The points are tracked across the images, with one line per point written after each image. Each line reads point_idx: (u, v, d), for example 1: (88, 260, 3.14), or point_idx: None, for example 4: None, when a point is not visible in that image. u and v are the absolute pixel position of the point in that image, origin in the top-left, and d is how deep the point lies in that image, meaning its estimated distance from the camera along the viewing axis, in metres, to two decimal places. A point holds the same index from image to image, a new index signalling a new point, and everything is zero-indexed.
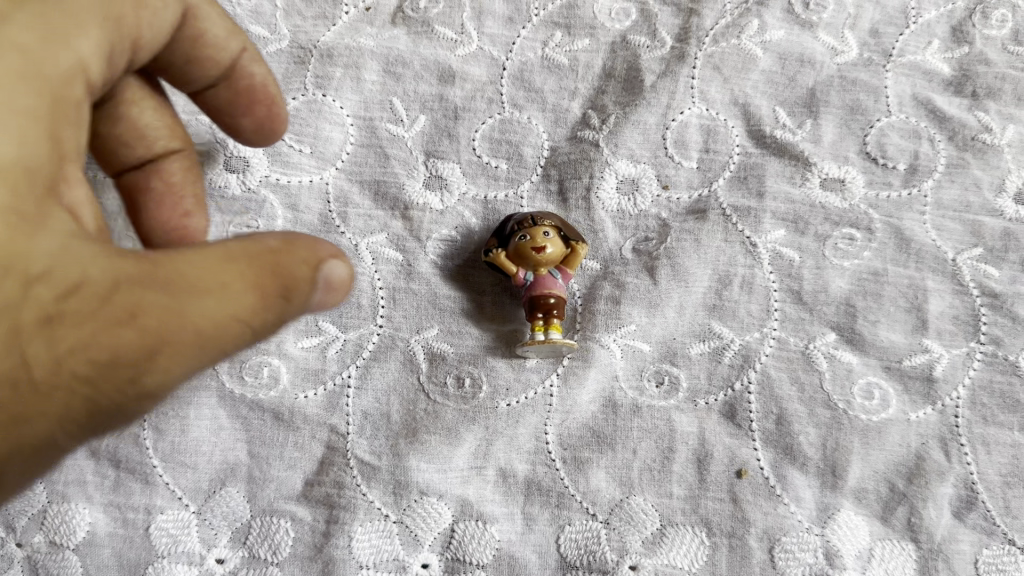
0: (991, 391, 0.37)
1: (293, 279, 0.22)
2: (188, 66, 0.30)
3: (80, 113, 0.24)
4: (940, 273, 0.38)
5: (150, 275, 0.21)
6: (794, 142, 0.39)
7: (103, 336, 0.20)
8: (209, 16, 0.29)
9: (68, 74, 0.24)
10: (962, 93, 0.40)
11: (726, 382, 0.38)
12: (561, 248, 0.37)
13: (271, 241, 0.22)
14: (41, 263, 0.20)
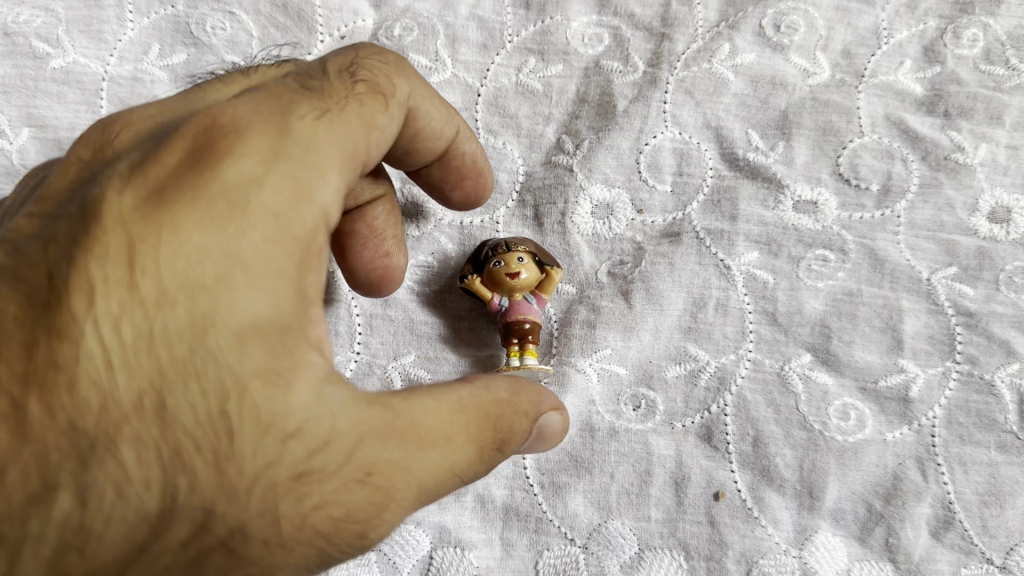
0: (967, 410, 0.37)
1: (515, 429, 0.27)
2: (406, 150, 0.31)
3: (326, 252, 0.25)
4: (915, 292, 0.38)
5: (449, 445, 0.25)
6: (767, 164, 0.40)
7: (417, 483, 0.25)
8: (429, 111, 0.30)
9: (323, 215, 0.25)
10: (935, 112, 0.40)
11: (703, 404, 0.38)
12: (536, 274, 0.37)
13: (500, 390, 0.27)
14: (354, 433, 0.24)
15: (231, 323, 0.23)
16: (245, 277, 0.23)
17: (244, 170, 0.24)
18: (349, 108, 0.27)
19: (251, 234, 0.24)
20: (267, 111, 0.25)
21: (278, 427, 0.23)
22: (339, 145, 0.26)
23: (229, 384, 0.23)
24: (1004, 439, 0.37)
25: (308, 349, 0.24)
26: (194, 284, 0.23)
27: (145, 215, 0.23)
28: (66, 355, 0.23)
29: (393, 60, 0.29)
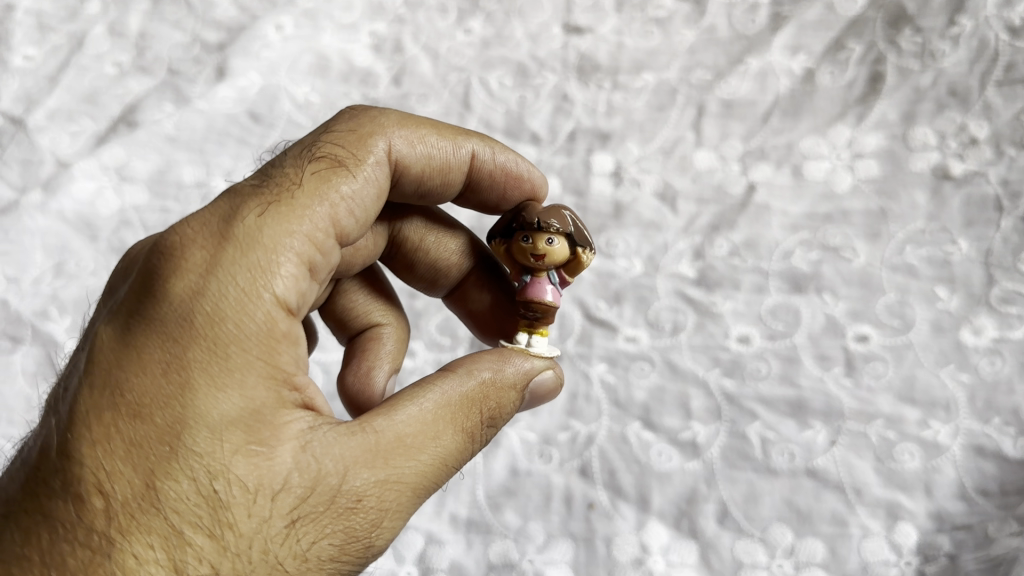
0: (731, 448, 0.64)
1: (500, 404, 0.45)
2: (428, 193, 0.53)
3: (287, 325, 0.41)
4: (697, 384, 0.67)
5: (431, 443, 0.42)
6: (608, 317, 0.70)
7: (412, 480, 0.41)
8: (409, 157, 0.50)
9: (278, 298, 0.41)
10: (701, 286, 0.70)
11: (580, 452, 0.65)
12: (564, 253, 0.49)
13: (478, 381, 0.45)
14: (337, 470, 0.39)
15: (205, 417, 0.38)
16: (205, 389, 0.38)
17: (209, 295, 0.40)
18: (317, 185, 0.44)
19: (205, 344, 0.39)
20: (213, 238, 0.41)
21: (264, 487, 0.38)
22: (286, 235, 0.42)
23: (214, 469, 0.38)
24: (755, 465, 0.64)
25: (273, 403, 0.39)
26: (171, 398, 0.38)
27: (129, 362, 0.39)
28: (90, 472, 0.38)
29: (355, 133, 0.48)
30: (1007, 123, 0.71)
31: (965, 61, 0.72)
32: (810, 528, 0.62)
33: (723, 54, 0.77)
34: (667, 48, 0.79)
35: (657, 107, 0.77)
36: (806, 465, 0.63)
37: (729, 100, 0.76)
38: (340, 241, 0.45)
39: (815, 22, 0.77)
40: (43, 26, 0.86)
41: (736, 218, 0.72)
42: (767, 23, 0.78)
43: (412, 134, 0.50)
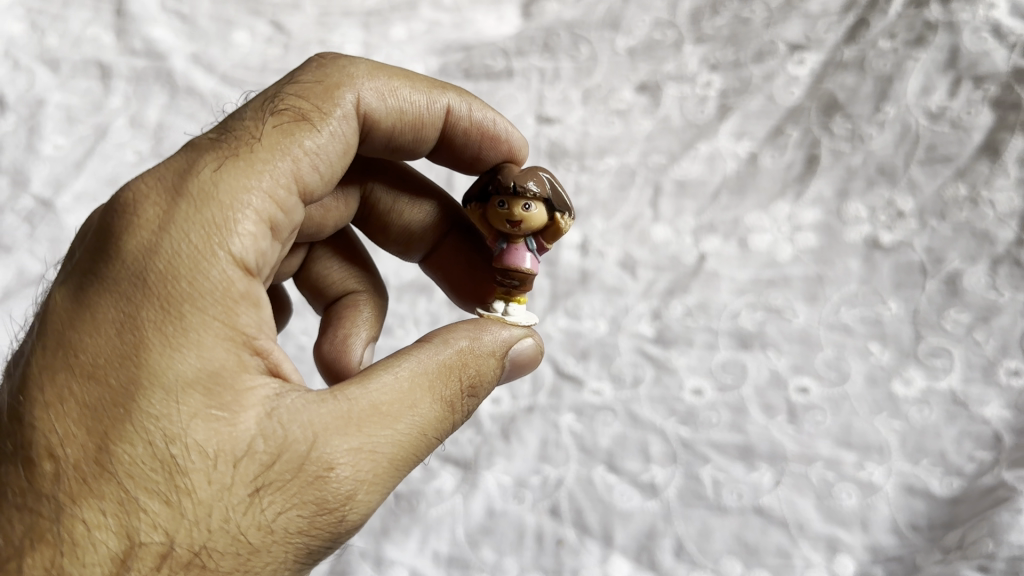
0: (687, 488, 0.71)
1: (480, 373, 0.50)
2: (404, 146, 0.59)
3: (243, 285, 0.44)
4: (655, 431, 0.74)
5: (410, 412, 0.46)
6: (575, 370, 0.79)
7: (389, 444, 0.45)
8: (375, 109, 0.54)
9: (233, 256, 0.44)
10: (658, 343, 0.80)
11: (550, 493, 0.71)
12: (541, 217, 0.55)
13: (455, 354, 0.49)
14: (304, 438, 0.43)
15: (160, 378, 0.42)
16: (160, 354, 0.42)
17: (165, 257, 0.43)
18: (279, 140, 0.48)
19: (157, 308, 0.42)
20: (168, 193, 0.45)
21: (223, 452, 0.42)
22: (243, 193, 0.46)
23: (171, 434, 0.41)
24: (708, 504, 0.70)
25: (229, 365, 0.43)
26: (127, 361, 0.42)
27: (85, 329, 0.42)
28: (45, 436, 0.41)
29: (317, 88, 0.52)
30: (929, 198, 0.82)
31: (891, 146, 0.84)
32: (757, 560, 0.67)
33: (676, 142, 0.90)
34: (627, 137, 0.92)
35: (619, 187, 0.89)
36: (753, 503, 0.70)
37: (681, 181, 0.88)
38: (302, 196, 0.49)
39: (758, 112, 0.89)
40: (70, 118, 0.95)
41: (690, 283, 0.83)
42: (714, 115, 0.90)
43: (382, 85, 0.55)
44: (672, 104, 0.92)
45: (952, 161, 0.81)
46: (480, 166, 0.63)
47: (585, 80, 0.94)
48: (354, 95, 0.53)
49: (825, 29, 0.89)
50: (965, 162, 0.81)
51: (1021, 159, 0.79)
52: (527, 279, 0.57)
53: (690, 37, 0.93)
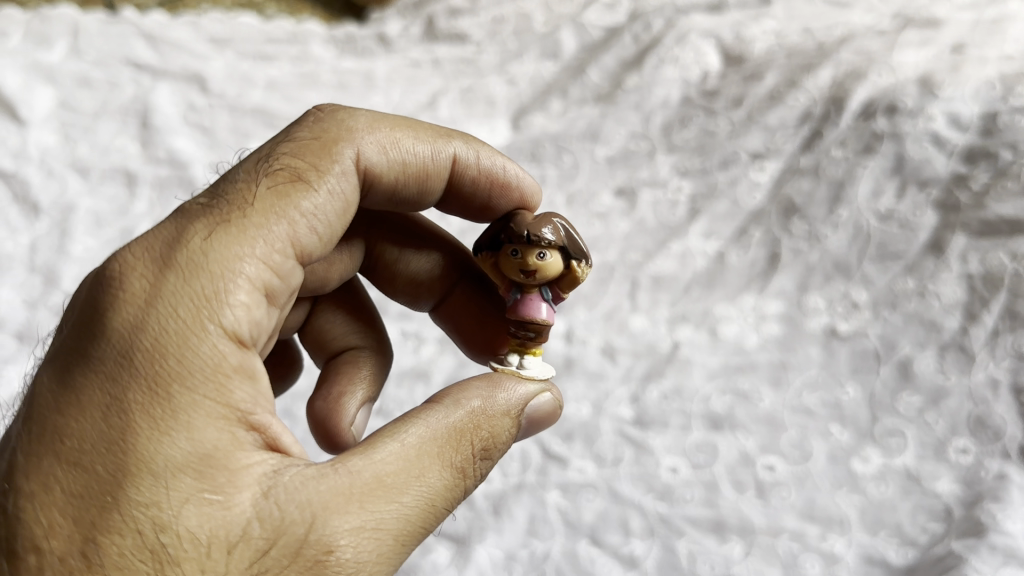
0: (665, 559, 0.76)
1: (492, 435, 0.52)
2: (417, 196, 0.64)
3: (233, 359, 0.47)
4: (635, 507, 0.80)
5: (420, 481, 0.48)
6: (561, 450, 0.85)
7: (396, 516, 0.46)
8: (379, 160, 0.58)
9: (225, 329, 0.47)
10: (636, 424, 0.86)
11: (537, 565, 0.76)
12: (557, 266, 0.58)
13: (463, 419, 0.51)
14: (304, 522, 0.44)
15: (150, 465, 0.43)
16: (149, 441, 0.43)
17: (154, 338, 0.45)
18: (275, 200, 0.51)
19: (144, 392, 0.44)
20: (154, 262, 0.47)
21: (215, 540, 0.43)
22: (236, 258, 0.48)
23: (158, 523, 0.42)
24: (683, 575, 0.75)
25: (218, 448, 0.45)
26: (114, 446, 0.43)
27: (73, 418, 0.44)
28: (30, 529, 0.42)
29: (309, 150, 0.55)
30: (881, 291, 0.90)
31: (846, 244, 0.92)
32: None
33: (651, 240, 0.99)
34: (608, 238, 0.99)
35: (599, 282, 0.97)
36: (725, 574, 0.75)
37: (655, 277, 0.97)
38: (301, 259, 0.53)
39: (724, 215, 0.98)
40: (99, 222, 1.01)
41: (664, 368, 0.90)
42: (685, 215, 0.99)
43: (383, 136, 0.59)
44: (647, 207, 1.00)
45: (901, 257, 0.90)
46: (493, 212, 0.67)
47: (569, 184, 1.03)
48: (357, 149, 0.57)
49: (784, 138, 0.98)
50: (913, 258, 0.89)
51: (964, 255, 0.87)
52: (540, 329, 0.59)
53: (662, 147, 1.03)
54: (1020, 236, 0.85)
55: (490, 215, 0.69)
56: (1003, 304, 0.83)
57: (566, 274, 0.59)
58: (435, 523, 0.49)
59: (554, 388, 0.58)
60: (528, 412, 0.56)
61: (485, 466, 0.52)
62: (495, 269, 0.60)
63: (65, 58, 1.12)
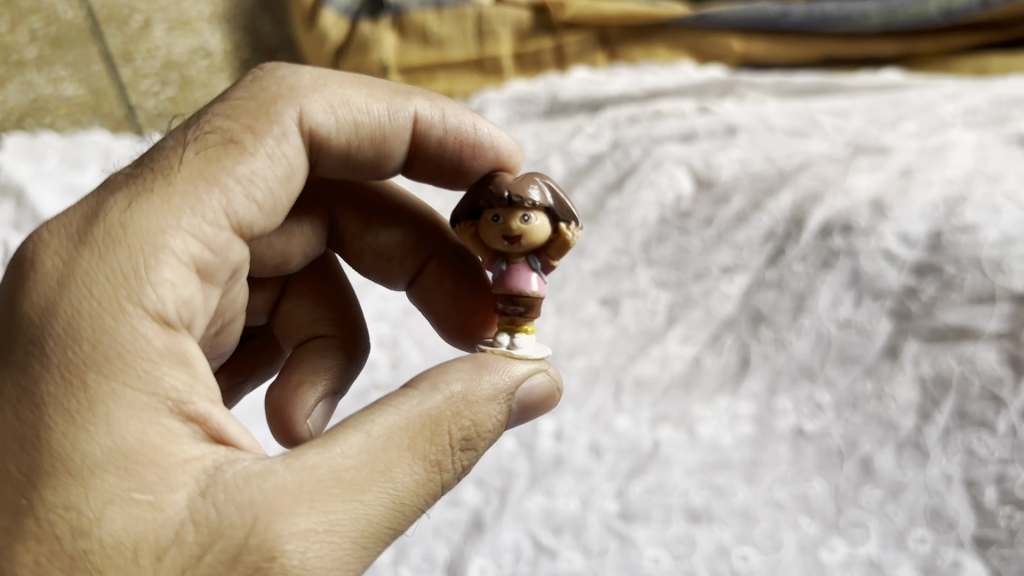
0: None
1: (475, 423, 0.52)
2: (379, 167, 0.67)
3: (157, 339, 0.47)
4: None
5: (383, 476, 0.47)
6: (510, 527, 0.80)
7: (357, 517, 0.46)
8: (321, 120, 0.60)
9: (147, 309, 0.47)
10: (590, 506, 0.82)
11: None
12: (543, 230, 0.61)
13: (438, 411, 0.50)
14: (244, 526, 0.44)
15: (69, 463, 0.43)
16: (61, 437, 0.44)
17: (68, 326, 0.46)
18: (205, 166, 0.53)
19: (56, 386, 0.45)
20: (71, 239, 0.48)
21: (140, 540, 0.43)
22: (161, 233, 0.49)
23: (78, 529, 0.43)
24: None
25: (143, 441, 0.45)
26: (28, 444, 0.44)
27: None
28: None
29: (233, 111, 0.56)
30: (844, 392, 0.88)
31: (810, 349, 0.92)
32: None
33: (633, 346, 0.98)
34: (593, 343, 0.99)
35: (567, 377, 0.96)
36: None
37: (638, 380, 0.94)
38: (238, 225, 0.55)
39: (699, 322, 0.98)
40: None
41: (647, 465, 0.85)
42: (664, 322, 0.99)
43: (331, 96, 0.61)
44: (628, 314, 1.01)
45: (859, 361, 0.90)
46: (473, 171, 0.69)
47: (558, 295, 1.04)
48: (300, 107, 0.58)
49: (751, 254, 1.02)
50: (871, 363, 0.90)
51: (916, 360, 0.88)
52: (529, 297, 0.62)
53: (641, 261, 1.05)
54: (967, 341, 0.86)
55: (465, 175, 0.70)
56: (952, 405, 0.83)
57: (554, 236, 0.61)
58: (405, 519, 0.49)
59: (548, 370, 0.58)
60: (518, 398, 0.55)
61: (467, 458, 0.51)
62: (481, 243, 0.63)
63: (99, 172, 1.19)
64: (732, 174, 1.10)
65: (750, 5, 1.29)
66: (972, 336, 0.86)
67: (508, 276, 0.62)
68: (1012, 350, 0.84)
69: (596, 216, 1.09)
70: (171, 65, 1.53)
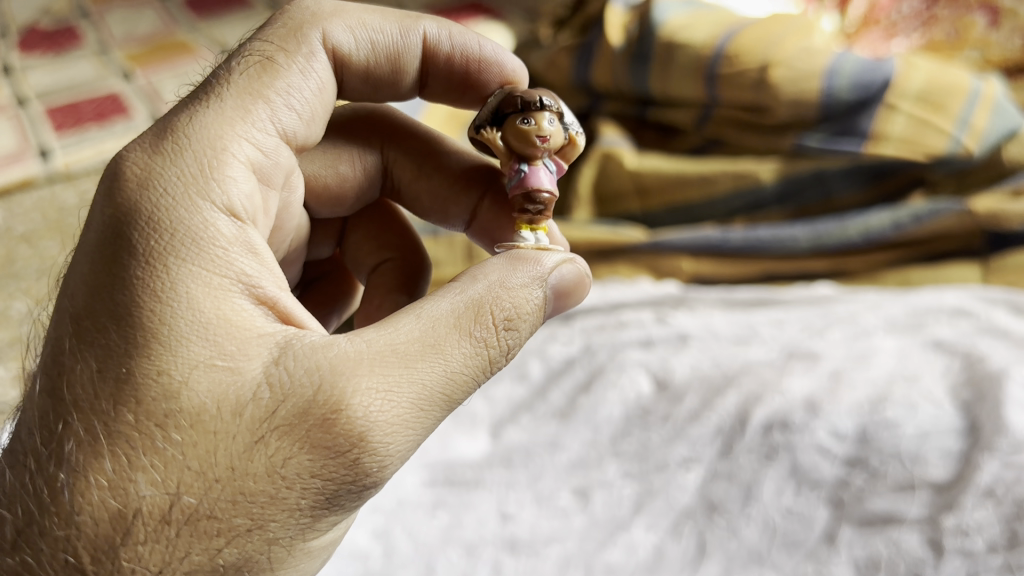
0: None
1: (512, 309, 0.69)
2: (388, 80, 0.90)
3: (223, 220, 0.67)
4: None
5: (440, 352, 0.65)
6: None
7: (415, 378, 0.64)
8: (344, 32, 0.83)
9: (216, 207, 0.67)
10: None
11: None
12: (560, 138, 0.80)
13: (477, 300, 0.68)
14: (310, 388, 0.62)
15: (161, 334, 0.62)
16: (154, 312, 0.62)
17: (151, 217, 0.64)
18: (250, 81, 0.74)
19: (145, 267, 0.63)
20: (149, 151, 0.67)
21: (222, 399, 0.61)
22: (224, 151, 0.69)
23: (171, 392, 0.61)
24: None
25: (217, 315, 0.63)
26: (125, 319, 0.62)
27: (93, 302, 0.63)
28: (70, 395, 0.61)
29: (281, 38, 0.79)
30: None
31: (758, 535, 0.96)
32: None
33: (603, 533, 1.02)
34: (565, 531, 1.03)
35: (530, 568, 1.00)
36: None
37: (606, 567, 0.98)
38: (286, 136, 0.77)
39: (661, 509, 1.02)
40: None
41: None
42: (631, 511, 1.04)
43: (355, 20, 0.84)
44: (598, 505, 1.05)
45: (801, 545, 0.94)
46: (483, 85, 0.93)
47: (536, 484, 1.10)
48: (323, 28, 0.81)
49: (703, 447, 1.07)
50: (812, 547, 0.93)
51: (851, 544, 0.91)
52: (546, 196, 0.80)
53: (608, 453, 1.11)
54: (893, 526, 0.90)
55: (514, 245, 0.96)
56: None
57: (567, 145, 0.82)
58: (463, 388, 0.66)
59: (577, 262, 0.75)
60: (551, 285, 0.72)
61: (510, 336, 0.69)
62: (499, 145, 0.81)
63: None
64: (685, 378, 1.15)
65: (695, 232, 1.36)
66: (897, 521, 0.90)
67: (524, 172, 0.80)
68: (931, 534, 0.87)
69: (568, 413, 1.17)
70: None
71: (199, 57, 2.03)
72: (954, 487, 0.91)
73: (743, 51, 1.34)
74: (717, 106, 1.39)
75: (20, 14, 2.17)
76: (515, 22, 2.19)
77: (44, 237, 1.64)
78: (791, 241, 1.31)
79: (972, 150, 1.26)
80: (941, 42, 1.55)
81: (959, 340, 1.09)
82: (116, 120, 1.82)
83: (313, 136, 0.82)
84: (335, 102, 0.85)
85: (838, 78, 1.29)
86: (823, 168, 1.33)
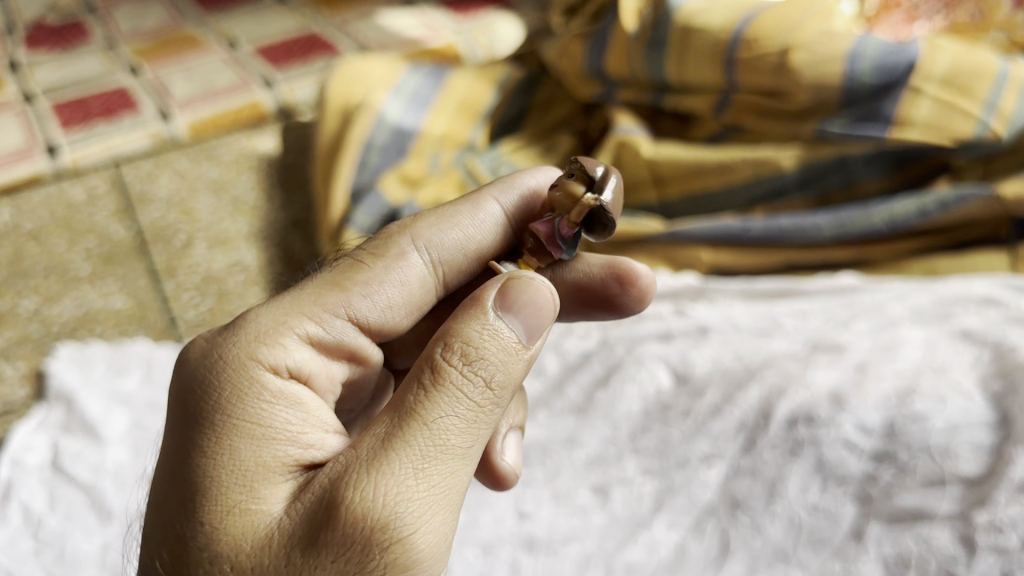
0: None
1: (473, 347, 0.64)
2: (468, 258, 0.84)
3: (269, 378, 0.68)
4: None
5: (417, 416, 0.62)
6: None
7: (402, 449, 0.61)
8: (425, 230, 0.81)
9: (265, 370, 0.68)
10: None
11: None
12: (573, 183, 0.76)
13: (432, 355, 0.64)
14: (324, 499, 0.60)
15: (202, 483, 0.63)
16: (196, 464, 0.64)
17: (202, 385, 0.67)
18: (331, 279, 0.76)
19: (194, 428, 0.65)
20: (212, 336, 0.71)
21: (259, 533, 0.61)
22: (279, 325, 0.71)
23: (212, 534, 0.61)
24: None
25: (256, 461, 0.64)
26: (178, 476, 0.64)
27: (161, 468, 0.66)
28: (150, 557, 0.64)
29: (376, 241, 0.81)
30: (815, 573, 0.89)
31: (783, 532, 0.93)
32: None
33: (623, 532, 1.00)
34: (585, 530, 1.01)
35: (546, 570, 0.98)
36: None
37: (627, 567, 0.96)
38: (359, 321, 0.77)
39: (683, 507, 0.99)
40: (127, 480, 1.10)
41: None
42: (651, 509, 1.01)
43: (437, 222, 0.82)
44: (618, 503, 1.02)
45: (828, 543, 0.91)
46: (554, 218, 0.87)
47: (554, 481, 1.07)
48: (412, 234, 0.80)
49: (726, 443, 1.03)
50: (839, 544, 0.90)
51: (879, 541, 0.88)
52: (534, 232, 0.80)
53: (628, 450, 1.08)
54: (923, 522, 0.87)
55: (613, 310, 0.91)
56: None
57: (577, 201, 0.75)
58: (457, 439, 0.62)
59: (524, 274, 0.68)
60: (498, 306, 0.66)
61: (485, 369, 0.63)
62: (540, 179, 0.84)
63: (160, 347, 1.30)
64: (705, 372, 1.12)
65: (715, 222, 1.32)
66: (927, 517, 0.87)
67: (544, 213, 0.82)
68: (964, 531, 0.84)
69: (585, 409, 1.14)
70: (210, 280, 1.53)
71: (207, 51, 2.00)
72: (986, 481, 0.86)
73: (762, 36, 1.29)
74: (735, 92, 1.36)
75: (26, 10, 2.14)
76: (525, 11, 2.16)
77: (52, 233, 1.61)
78: (814, 230, 1.27)
79: (1000, 134, 1.22)
80: (965, 24, 1.51)
81: (990, 330, 1.04)
82: (124, 115, 1.80)
83: (398, 326, 0.80)
84: (431, 305, 0.83)
85: (859, 62, 1.25)
86: (846, 154, 1.30)
